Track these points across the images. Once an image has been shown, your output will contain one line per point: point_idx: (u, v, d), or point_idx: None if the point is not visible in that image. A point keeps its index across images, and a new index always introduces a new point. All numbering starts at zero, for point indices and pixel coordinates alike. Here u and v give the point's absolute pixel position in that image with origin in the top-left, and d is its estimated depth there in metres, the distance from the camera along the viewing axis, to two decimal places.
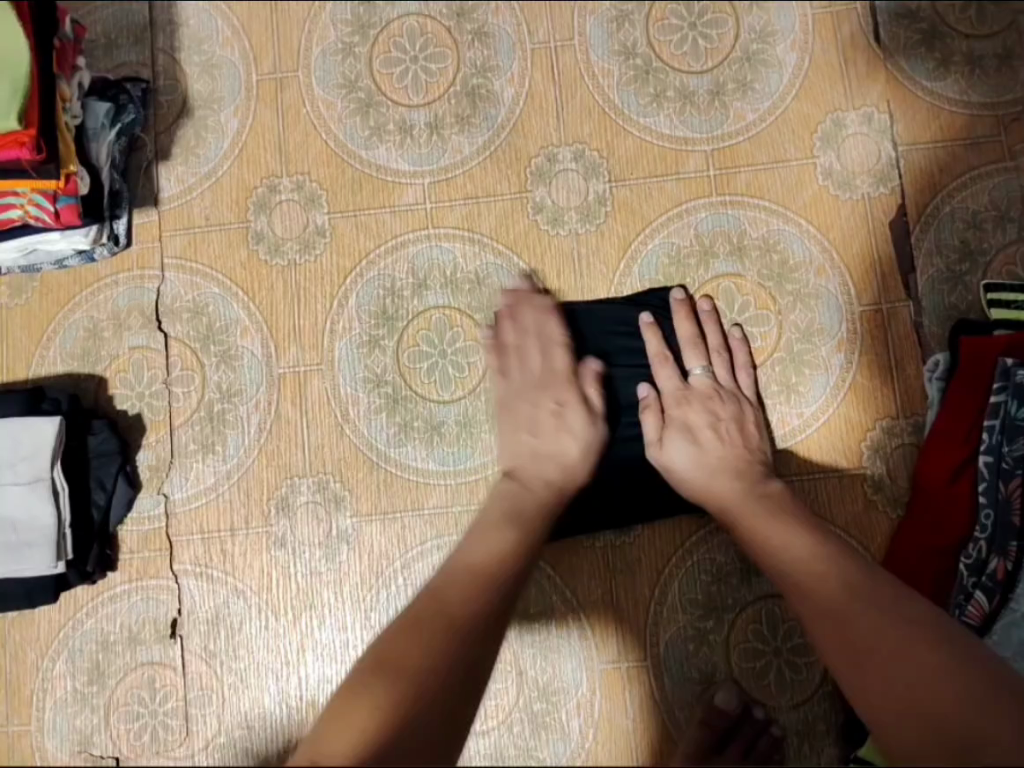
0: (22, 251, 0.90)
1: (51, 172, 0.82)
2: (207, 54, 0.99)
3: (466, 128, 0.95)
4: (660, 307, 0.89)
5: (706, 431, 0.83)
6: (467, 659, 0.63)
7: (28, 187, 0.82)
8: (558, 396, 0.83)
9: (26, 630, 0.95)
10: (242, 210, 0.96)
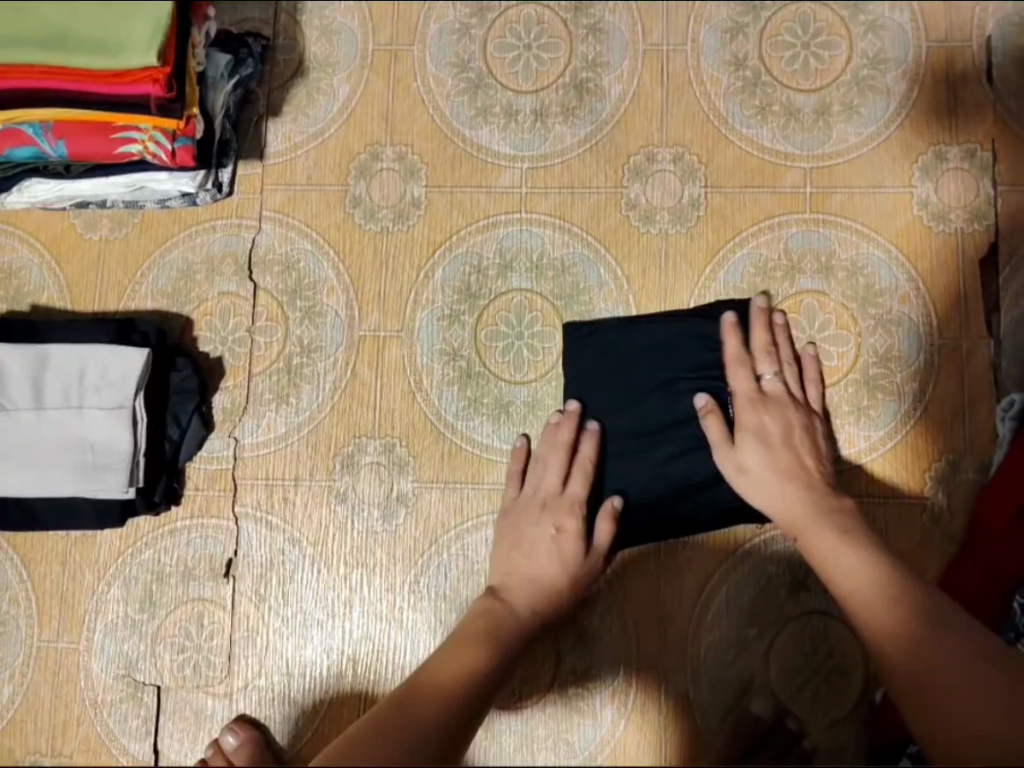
0: (130, 187, 0.94)
1: (176, 112, 0.86)
2: (327, 20, 1.02)
3: (570, 119, 0.97)
4: (738, 318, 0.90)
5: (776, 443, 0.85)
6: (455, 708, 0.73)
7: (151, 123, 0.86)
8: (556, 520, 0.87)
9: (87, 551, 0.98)
10: (344, 174, 0.99)
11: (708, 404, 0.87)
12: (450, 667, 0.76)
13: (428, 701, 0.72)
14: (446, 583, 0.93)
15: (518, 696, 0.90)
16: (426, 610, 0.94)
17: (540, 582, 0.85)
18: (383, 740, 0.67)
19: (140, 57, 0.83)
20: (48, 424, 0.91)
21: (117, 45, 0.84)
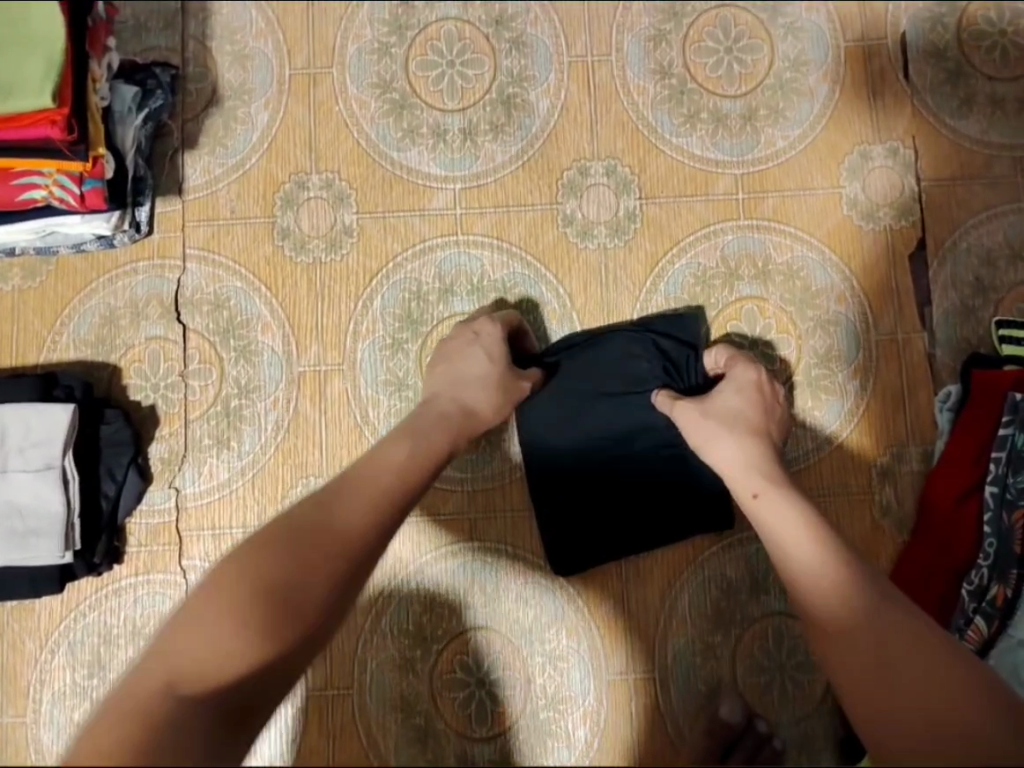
0: (40, 232, 0.87)
1: (81, 154, 0.81)
2: (239, 45, 0.98)
3: (500, 136, 0.95)
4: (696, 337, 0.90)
5: (728, 390, 0.84)
6: (391, 504, 0.70)
7: (54, 167, 0.81)
8: (483, 331, 0.87)
9: (27, 619, 0.93)
10: (269, 205, 0.95)
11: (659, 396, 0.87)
12: (376, 474, 0.71)
13: (356, 509, 0.68)
14: (408, 618, 0.90)
15: (489, 725, 0.88)
16: (381, 642, 0.89)
17: (466, 378, 0.83)
18: (306, 553, 0.63)
19: (33, 98, 0.76)
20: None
21: (7, 83, 0.77)
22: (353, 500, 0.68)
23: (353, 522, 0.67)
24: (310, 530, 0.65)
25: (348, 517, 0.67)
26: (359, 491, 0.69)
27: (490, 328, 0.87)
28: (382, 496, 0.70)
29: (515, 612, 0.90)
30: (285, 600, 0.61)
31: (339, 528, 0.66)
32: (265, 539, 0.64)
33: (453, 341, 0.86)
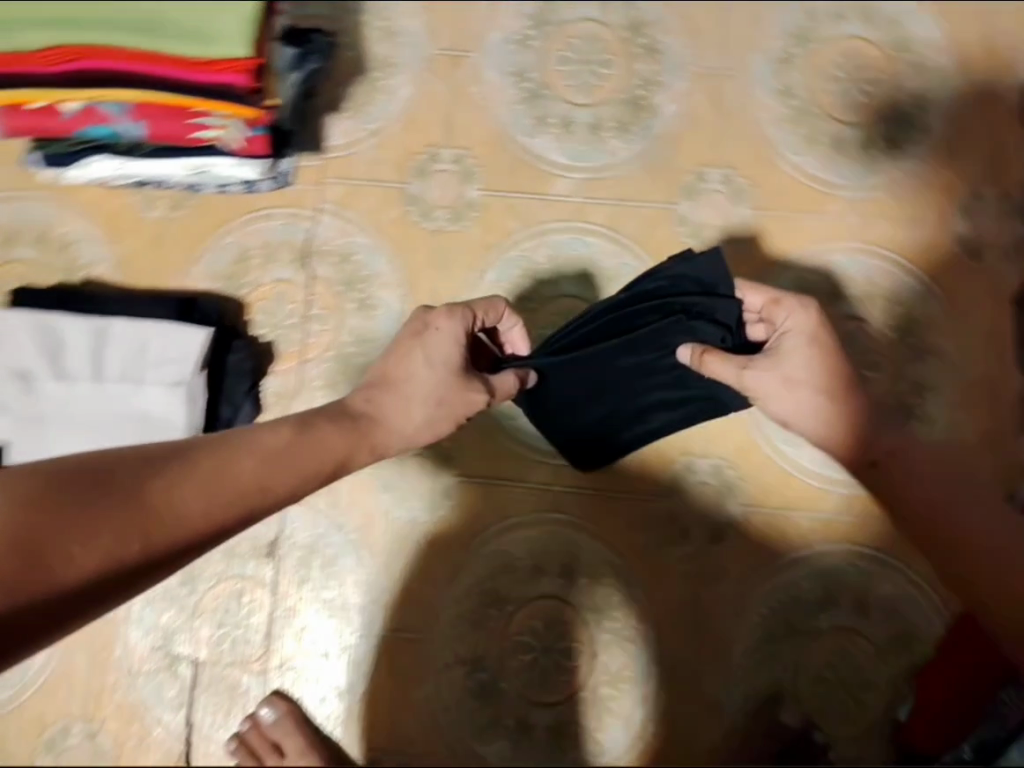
0: (191, 170, 0.95)
1: (256, 102, 0.86)
2: (388, 20, 1.03)
3: (625, 134, 1.00)
4: (713, 289, 0.79)
5: (798, 340, 0.77)
6: (221, 507, 0.64)
7: (233, 112, 0.85)
8: (432, 325, 0.74)
9: None
10: (403, 171, 1.01)
11: (693, 360, 0.78)
12: (239, 464, 0.66)
13: (179, 496, 0.63)
14: (486, 578, 0.94)
15: (551, 694, 0.92)
16: (457, 595, 0.94)
17: (402, 390, 0.74)
18: (87, 519, 0.59)
19: (230, 47, 0.81)
20: (111, 396, 0.92)
21: (205, 33, 0.81)
22: (188, 483, 0.64)
23: (168, 508, 0.62)
24: (120, 497, 0.61)
25: (165, 500, 0.62)
26: (197, 479, 0.64)
27: (444, 322, 0.75)
28: (218, 495, 0.64)
29: (587, 586, 0.94)
30: (38, 579, 0.58)
31: (145, 507, 0.61)
32: (68, 480, 0.61)
33: (397, 338, 0.76)
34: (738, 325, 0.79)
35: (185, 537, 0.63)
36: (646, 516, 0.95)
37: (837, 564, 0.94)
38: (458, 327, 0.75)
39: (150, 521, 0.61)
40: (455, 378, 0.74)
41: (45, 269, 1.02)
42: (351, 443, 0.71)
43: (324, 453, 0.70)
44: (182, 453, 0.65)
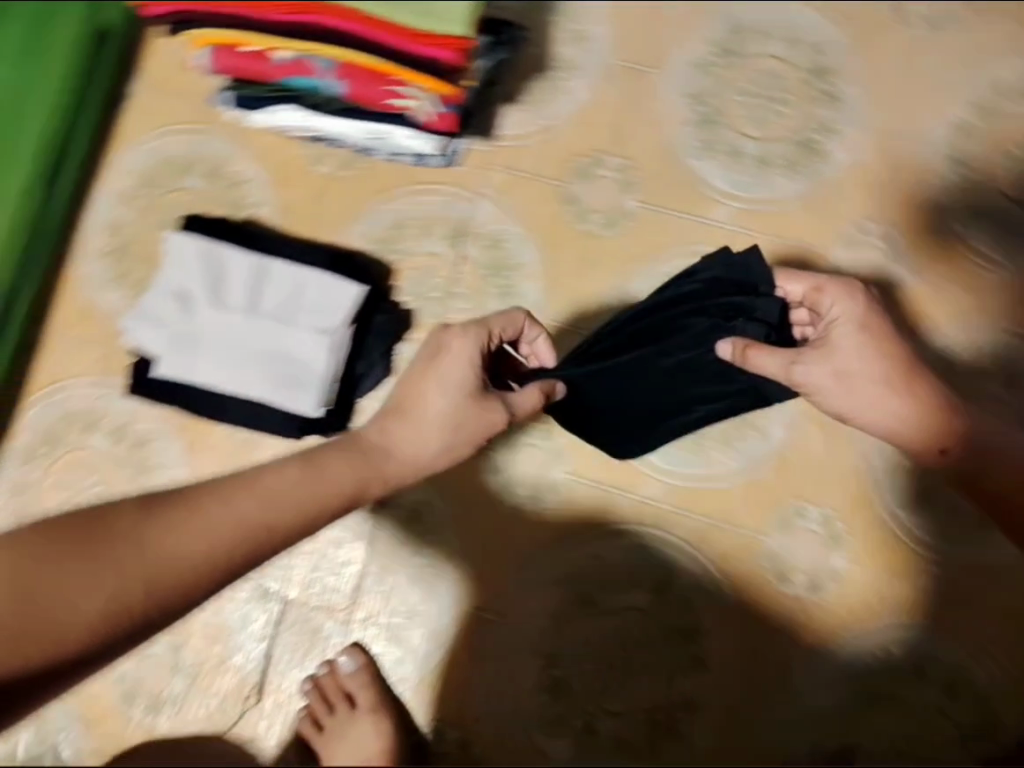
0: (370, 134, 0.97)
1: (456, 81, 0.90)
2: (579, 24, 1.04)
3: (790, 173, 1.01)
4: (753, 286, 0.85)
5: (847, 326, 0.83)
6: (230, 546, 0.67)
7: (431, 85, 0.89)
8: (443, 344, 0.76)
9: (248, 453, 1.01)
10: (561, 170, 1.02)
11: (734, 353, 0.83)
12: (242, 503, 0.68)
13: (189, 538, 0.66)
14: (578, 576, 0.98)
15: (620, 703, 0.95)
16: (549, 588, 0.98)
17: (414, 426, 0.76)
18: (101, 566, 0.65)
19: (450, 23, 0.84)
20: (257, 333, 0.96)
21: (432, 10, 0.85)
22: (196, 527, 0.67)
23: (175, 553, 0.66)
24: (115, 548, 0.65)
25: (175, 544, 0.66)
26: (205, 521, 0.67)
27: (460, 342, 0.76)
28: (225, 535, 0.67)
29: (674, 607, 0.97)
30: (57, 627, 0.64)
31: (156, 553, 0.65)
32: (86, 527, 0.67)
33: (412, 362, 0.77)
34: (779, 320, 0.85)
35: (178, 575, 0.66)
36: (745, 552, 0.97)
37: (930, 640, 0.94)
38: (471, 345, 0.76)
39: (161, 563, 0.65)
40: (472, 394, 0.76)
41: (210, 201, 1.06)
42: (362, 474, 0.73)
43: (327, 489, 0.72)
44: (186, 496, 0.68)
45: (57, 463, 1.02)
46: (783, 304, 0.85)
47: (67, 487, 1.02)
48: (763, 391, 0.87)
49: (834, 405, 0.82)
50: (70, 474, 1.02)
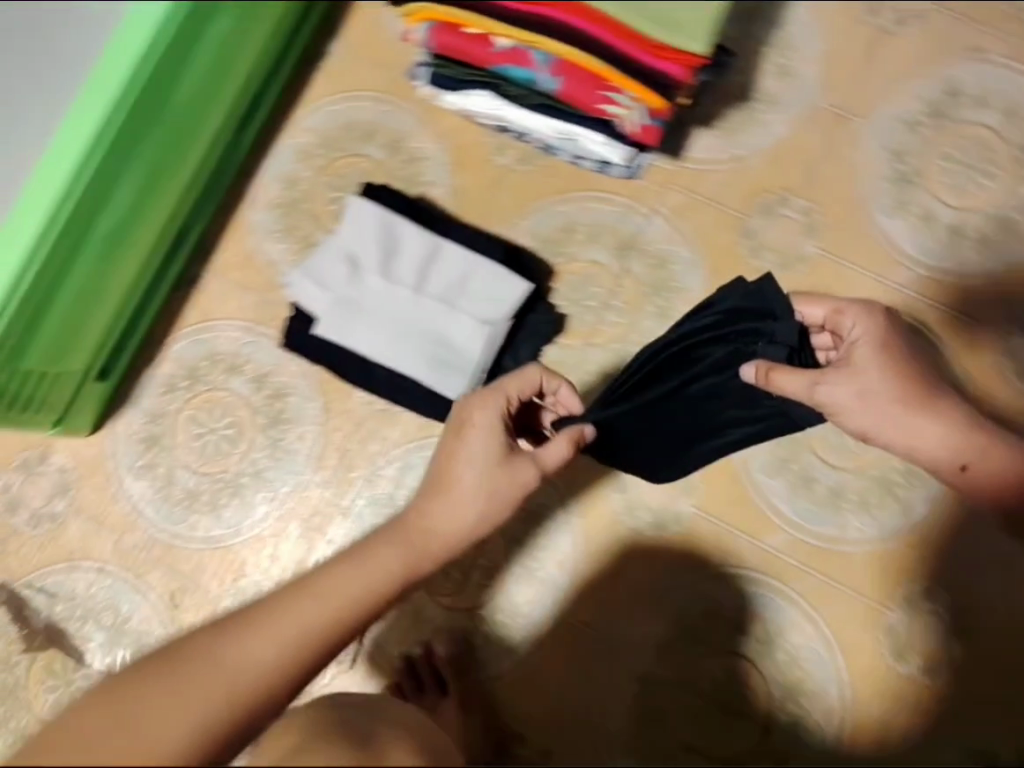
0: (560, 134, 0.97)
1: (671, 98, 0.88)
2: (788, 60, 1.03)
3: (982, 247, 0.97)
4: (768, 313, 0.82)
5: (868, 347, 0.80)
6: (329, 631, 0.64)
7: (643, 97, 0.88)
8: (461, 417, 0.77)
9: (383, 424, 1.02)
10: (746, 204, 1.01)
11: (759, 377, 0.81)
12: (335, 590, 0.66)
13: (291, 631, 0.62)
14: (687, 610, 0.98)
15: (709, 744, 0.96)
16: (657, 617, 0.98)
17: (450, 498, 0.74)
18: (203, 678, 0.57)
19: (690, 41, 0.82)
20: (420, 311, 0.97)
21: (672, 21, 0.84)
22: (292, 623, 0.63)
23: (279, 646, 0.61)
24: (212, 659, 0.58)
25: (275, 642, 0.61)
26: (299, 612, 0.64)
27: (479, 416, 0.76)
28: (324, 624, 0.64)
29: (780, 662, 0.96)
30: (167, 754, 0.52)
31: (258, 652, 0.60)
32: (171, 652, 0.58)
33: (442, 440, 0.77)
34: (800, 341, 0.82)
35: (255, 682, 0.59)
36: (864, 622, 0.95)
37: None
38: (499, 414, 0.77)
39: (266, 662, 0.60)
40: (500, 458, 0.75)
41: (386, 171, 1.06)
42: (411, 551, 0.71)
43: (419, 560, 0.72)
44: (266, 603, 0.64)
45: (194, 399, 1.04)
46: (801, 326, 0.82)
47: (200, 426, 1.03)
48: (791, 415, 0.84)
49: (857, 424, 0.80)
50: (204, 414, 1.03)
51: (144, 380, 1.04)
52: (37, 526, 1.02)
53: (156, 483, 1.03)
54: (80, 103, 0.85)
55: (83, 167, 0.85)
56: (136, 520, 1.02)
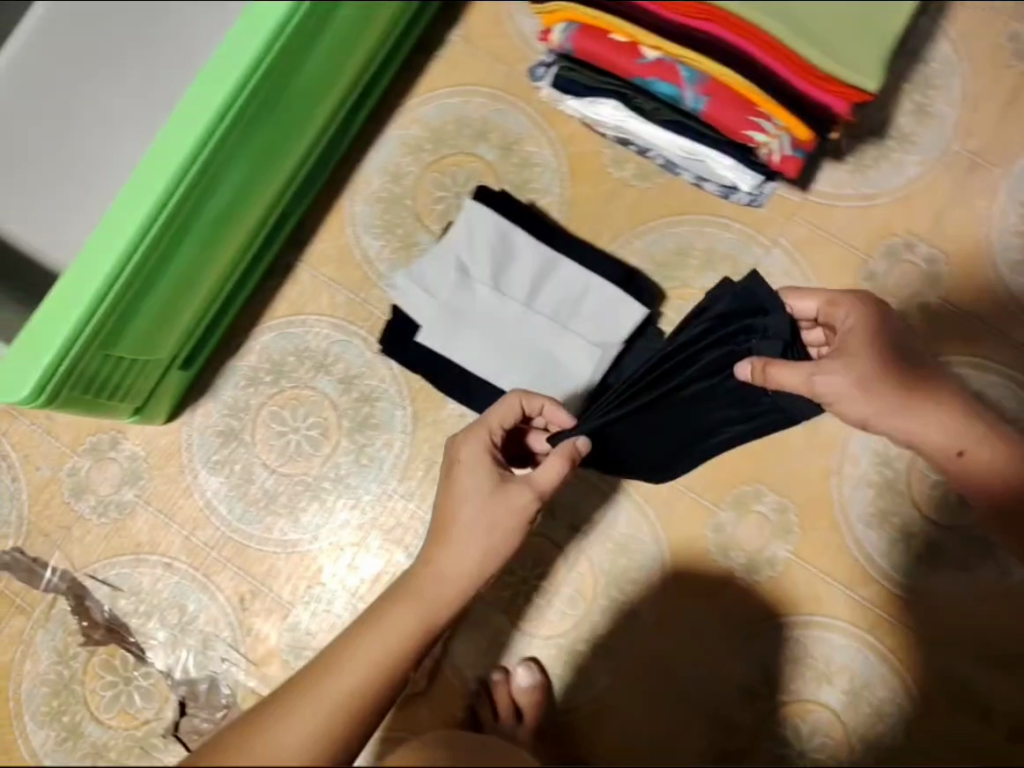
0: (687, 153, 0.92)
1: (823, 132, 0.83)
2: (927, 99, 0.99)
3: None
4: (760, 308, 0.77)
5: (861, 337, 0.78)
6: (352, 707, 0.63)
7: (792, 127, 0.82)
8: (451, 455, 0.76)
9: None
10: (868, 244, 0.98)
11: (753, 374, 0.77)
12: (354, 664, 0.65)
13: (310, 715, 0.61)
14: (771, 656, 0.96)
15: None
16: (741, 659, 0.96)
17: (459, 539, 0.72)
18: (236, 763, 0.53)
19: (861, 77, 0.77)
20: (529, 327, 0.93)
21: (842, 51, 0.78)
22: (311, 706, 0.61)
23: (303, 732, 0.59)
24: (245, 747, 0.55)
25: (298, 726, 0.59)
26: (318, 696, 0.62)
27: (468, 450, 0.76)
28: (344, 702, 0.63)
29: (866, 715, 0.94)
30: None
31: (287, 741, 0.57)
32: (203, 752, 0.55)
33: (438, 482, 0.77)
34: (792, 335, 0.79)
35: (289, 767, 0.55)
36: (951, 683, 0.94)
37: None
38: (485, 449, 0.76)
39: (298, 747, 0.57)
40: (493, 487, 0.74)
41: (499, 173, 1.01)
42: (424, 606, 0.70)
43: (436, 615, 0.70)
44: (282, 694, 0.63)
45: (279, 396, 0.99)
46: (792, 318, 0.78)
47: (283, 424, 0.99)
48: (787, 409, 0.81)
49: (857, 414, 0.77)
50: (287, 412, 0.99)
51: (226, 370, 1.00)
52: (103, 514, 0.98)
53: (233, 480, 0.98)
54: (183, 107, 0.74)
55: (206, 148, 0.75)
56: (208, 517, 0.98)
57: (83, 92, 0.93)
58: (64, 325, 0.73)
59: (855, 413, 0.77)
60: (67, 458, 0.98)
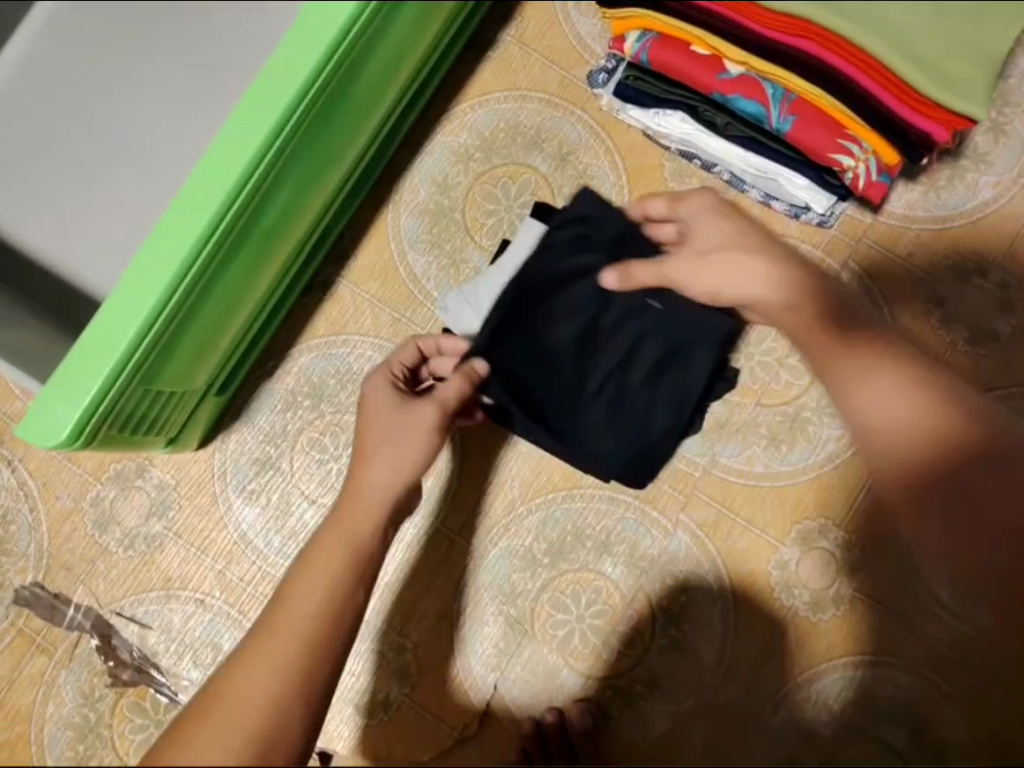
0: (759, 172, 0.86)
1: (916, 159, 0.77)
2: (1004, 117, 0.95)
3: None
4: (590, 216, 0.87)
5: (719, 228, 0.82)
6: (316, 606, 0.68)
7: (883, 151, 0.77)
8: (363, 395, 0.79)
9: (530, 469, 0.94)
10: (939, 269, 0.94)
11: (617, 282, 0.84)
12: (302, 581, 0.70)
13: (283, 631, 0.66)
14: (835, 699, 0.90)
15: None
16: (801, 700, 0.91)
17: (384, 455, 0.76)
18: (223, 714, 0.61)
19: (969, 103, 0.72)
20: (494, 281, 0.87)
21: (947, 74, 0.72)
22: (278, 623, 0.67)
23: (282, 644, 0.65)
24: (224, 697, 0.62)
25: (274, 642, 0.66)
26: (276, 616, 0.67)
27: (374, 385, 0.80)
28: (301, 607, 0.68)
29: (929, 758, 0.89)
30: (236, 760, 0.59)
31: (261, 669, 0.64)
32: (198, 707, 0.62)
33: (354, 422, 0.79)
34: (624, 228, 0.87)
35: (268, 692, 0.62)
36: None
37: None
38: (386, 379, 0.79)
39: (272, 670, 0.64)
40: (398, 404, 0.78)
41: (553, 185, 0.95)
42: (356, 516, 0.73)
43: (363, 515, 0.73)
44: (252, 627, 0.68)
45: (319, 422, 0.93)
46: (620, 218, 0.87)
47: (323, 452, 0.93)
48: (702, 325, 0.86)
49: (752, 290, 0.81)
50: (328, 439, 0.93)
51: (261, 394, 0.93)
52: (130, 548, 0.92)
53: (270, 512, 0.92)
54: (241, 109, 0.68)
55: (269, 157, 0.69)
56: (243, 551, 0.92)
57: (85, 100, 0.93)
58: (115, 348, 0.67)
59: (786, 315, 0.80)
60: (90, 487, 0.92)
